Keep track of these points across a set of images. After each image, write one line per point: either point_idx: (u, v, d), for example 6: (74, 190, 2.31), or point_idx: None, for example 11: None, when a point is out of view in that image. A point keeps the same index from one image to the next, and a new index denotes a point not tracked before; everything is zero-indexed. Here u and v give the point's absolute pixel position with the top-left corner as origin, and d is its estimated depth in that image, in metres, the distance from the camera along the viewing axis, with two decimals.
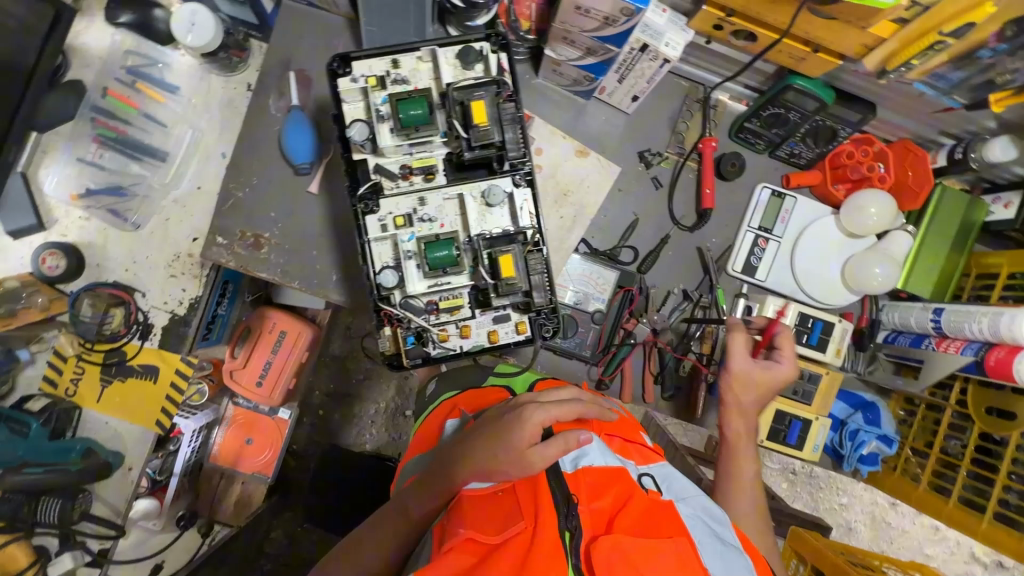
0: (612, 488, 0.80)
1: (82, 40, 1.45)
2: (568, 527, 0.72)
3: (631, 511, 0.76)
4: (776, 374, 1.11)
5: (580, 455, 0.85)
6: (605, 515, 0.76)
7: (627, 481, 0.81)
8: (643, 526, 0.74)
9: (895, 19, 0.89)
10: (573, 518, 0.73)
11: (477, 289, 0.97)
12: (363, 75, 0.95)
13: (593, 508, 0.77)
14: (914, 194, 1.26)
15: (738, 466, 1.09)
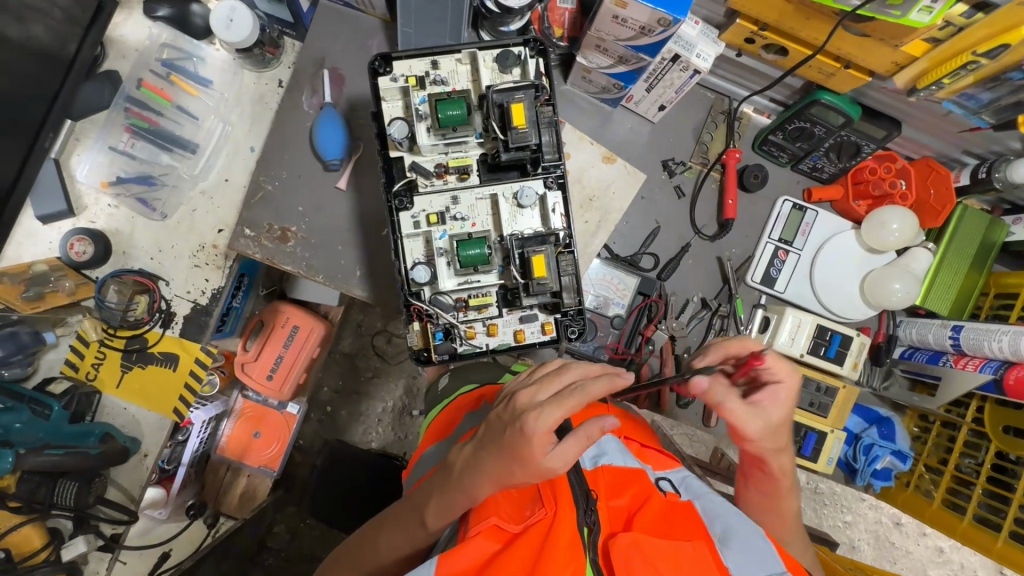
0: (630, 488, 0.84)
1: (120, 31, 1.48)
2: (587, 522, 0.76)
3: (648, 511, 0.80)
4: (777, 404, 0.90)
5: (598, 454, 0.91)
6: (624, 512, 0.81)
7: (643, 483, 0.86)
8: (660, 524, 0.77)
9: (927, 38, 0.91)
10: (592, 513, 0.76)
11: (505, 288, 1.00)
12: (403, 74, 0.97)
13: (611, 505, 0.82)
14: (935, 212, 1.27)
15: (779, 496, 0.96)
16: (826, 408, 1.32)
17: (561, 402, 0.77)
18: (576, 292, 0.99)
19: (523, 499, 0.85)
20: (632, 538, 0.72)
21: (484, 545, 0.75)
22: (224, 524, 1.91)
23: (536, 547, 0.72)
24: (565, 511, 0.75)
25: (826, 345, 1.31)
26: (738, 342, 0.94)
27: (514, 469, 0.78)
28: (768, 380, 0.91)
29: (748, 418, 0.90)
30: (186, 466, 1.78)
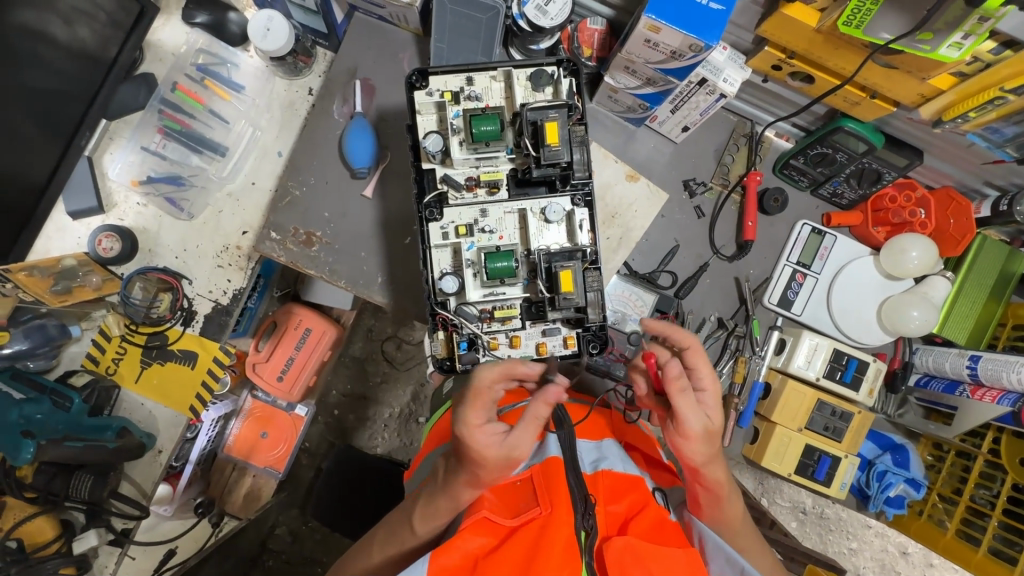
0: (628, 495, 0.89)
1: (159, 36, 1.53)
2: (585, 526, 0.80)
3: (643, 519, 0.85)
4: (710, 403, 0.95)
5: (599, 459, 0.94)
6: (620, 517, 0.87)
7: (642, 491, 0.90)
8: (653, 532, 0.83)
9: (955, 72, 0.93)
10: (590, 517, 0.80)
11: (530, 301, 1.02)
12: (439, 89, 1.00)
13: (609, 510, 0.88)
14: (954, 241, 1.28)
15: (722, 501, 0.99)
16: (841, 433, 1.33)
17: (478, 396, 0.84)
18: (600, 308, 1.01)
19: (518, 494, 0.88)
20: (626, 542, 0.77)
21: (481, 542, 0.80)
22: (228, 524, 1.86)
23: (530, 543, 0.77)
24: (561, 511, 0.80)
25: (842, 370, 1.31)
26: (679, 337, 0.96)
27: (474, 468, 0.84)
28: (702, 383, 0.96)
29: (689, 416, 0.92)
30: (193, 464, 1.78)
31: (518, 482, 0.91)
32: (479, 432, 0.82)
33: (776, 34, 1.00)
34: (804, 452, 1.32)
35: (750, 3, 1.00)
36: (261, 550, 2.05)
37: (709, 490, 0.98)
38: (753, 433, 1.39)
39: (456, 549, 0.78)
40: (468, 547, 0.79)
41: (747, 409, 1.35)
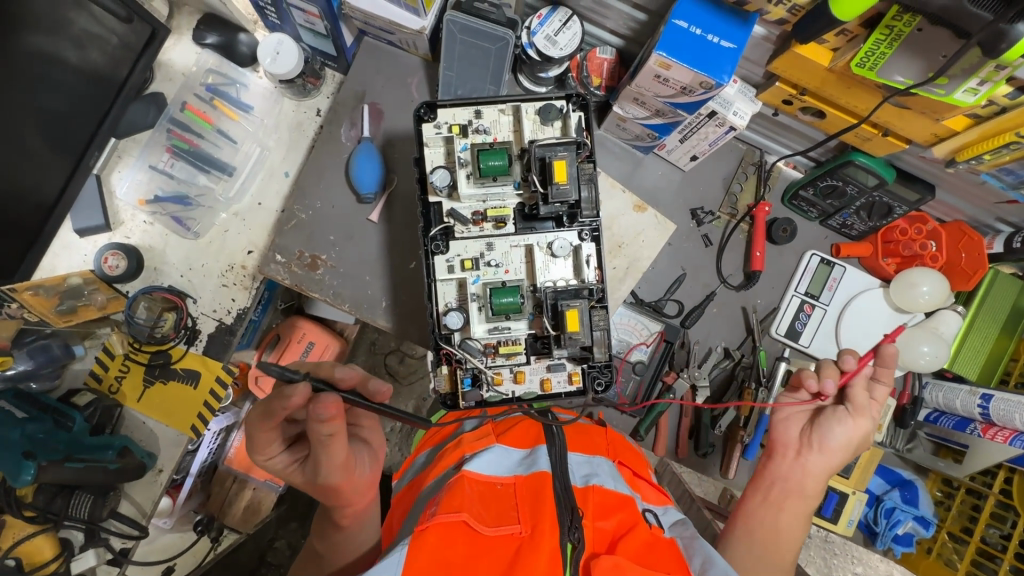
0: (617, 513, 0.85)
1: (169, 55, 1.54)
2: (571, 539, 0.76)
3: (633, 539, 0.81)
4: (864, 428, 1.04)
5: (591, 474, 0.91)
6: (608, 536, 0.82)
7: (631, 510, 0.86)
8: (643, 553, 0.79)
9: (969, 114, 0.92)
10: (577, 531, 0.76)
11: (536, 336, 1.02)
12: (447, 122, 1.01)
13: (597, 526, 0.83)
14: (966, 275, 1.24)
15: (800, 522, 1.01)
16: (849, 469, 1.30)
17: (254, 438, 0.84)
18: (606, 346, 1.01)
19: (500, 504, 0.82)
20: (614, 561, 0.73)
21: (450, 544, 0.73)
22: (226, 537, 1.84)
23: (507, 561, 0.73)
24: (546, 530, 0.75)
25: None
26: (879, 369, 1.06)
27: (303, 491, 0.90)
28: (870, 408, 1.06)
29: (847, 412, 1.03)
30: (195, 476, 1.78)
31: (500, 487, 0.85)
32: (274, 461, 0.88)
33: (788, 70, 1.00)
34: None
35: (762, 39, 1.00)
36: None
37: (799, 491, 1.02)
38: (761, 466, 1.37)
39: (424, 552, 0.71)
40: (437, 547, 0.72)
41: (755, 442, 1.30)
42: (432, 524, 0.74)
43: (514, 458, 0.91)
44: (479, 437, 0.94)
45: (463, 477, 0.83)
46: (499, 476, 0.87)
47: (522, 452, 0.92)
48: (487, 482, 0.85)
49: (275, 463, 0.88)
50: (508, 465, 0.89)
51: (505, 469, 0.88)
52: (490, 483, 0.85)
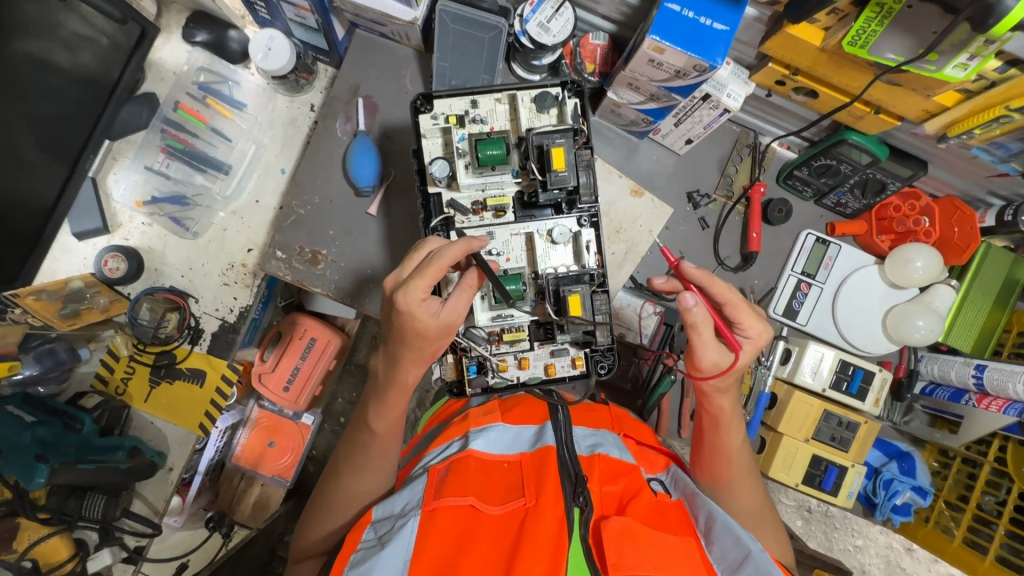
0: (623, 478, 0.87)
1: (159, 55, 1.53)
2: (578, 505, 0.78)
3: (639, 502, 0.82)
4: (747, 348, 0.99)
5: (596, 444, 0.93)
6: (616, 498, 0.84)
7: (636, 476, 0.88)
8: (650, 514, 0.81)
9: (960, 90, 0.94)
10: (582, 496, 0.79)
11: (538, 323, 1.04)
12: (443, 113, 1.01)
13: (605, 491, 0.84)
14: (960, 250, 1.27)
15: (723, 430, 1.02)
16: (847, 443, 1.33)
17: (423, 272, 0.86)
18: (608, 331, 1.03)
19: (505, 480, 0.85)
20: (622, 523, 0.73)
21: (458, 522, 0.76)
22: (238, 532, 1.89)
23: (514, 532, 0.75)
24: (549, 500, 0.78)
25: (848, 380, 1.32)
26: (725, 291, 0.95)
27: (419, 341, 0.90)
28: (744, 330, 0.98)
29: (706, 352, 0.96)
30: (203, 473, 1.80)
31: (506, 464, 0.87)
32: (422, 307, 0.87)
33: (779, 52, 1.01)
34: (812, 462, 1.32)
35: (754, 20, 1.00)
36: (271, 556, 2.06)
37: (712, 411, 1.03)
38: (760, 443, 1.39)
39: (433, 530, 0.75)
40: (445, 527, 0.76)
41: (755, 419, 1.35)
42: (438, 507, 0.78)
43: (521, 435, 0.93)
44: (485, 413, 0.98)
45: (469, 456, 0.86)
46: (504, 454, 0.89)
47: (528, 426, 0.95)
48: (492, 461, 0.88)
49: (423, 308, 0.87)
50: (512, 444, 0.92)
51: (510, 447, 0.91)
52: (495, 461, 0.88)
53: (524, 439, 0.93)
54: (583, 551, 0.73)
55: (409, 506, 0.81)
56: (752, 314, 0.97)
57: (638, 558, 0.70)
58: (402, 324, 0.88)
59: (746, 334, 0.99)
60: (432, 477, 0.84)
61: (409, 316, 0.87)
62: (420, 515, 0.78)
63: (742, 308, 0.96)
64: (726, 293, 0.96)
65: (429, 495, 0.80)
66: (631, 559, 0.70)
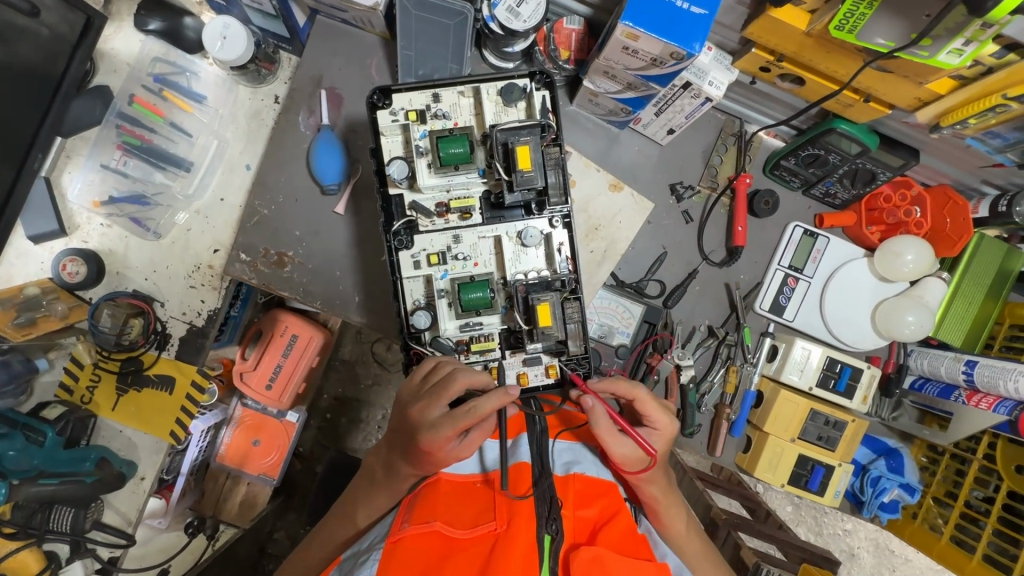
0: (598, 500, 0.84)
1: (110, 45, 1.44)
2: (549, 531, 0.74)
3: (614, 528, 0.80)
4: (654, 440, 0.94)
5: (572, 462, 0.90)
6: (590, 523, 0.81)
7: (613, 496, 0.86)
8: (624, 540, 0.78)
9: (954, 76, 0.88)
10: (554, 522, 0.74)
11: (509, 330, 0.99)
12: (403, 108, 0.95)
13: (578, 515, 0.81)
14: (951, 242, 1.23)
15: (667, 514, 0.94)
16: (834, 442, 1.30)
17: (453, 419, 0.83)
18: (582, 339, 0.98)
19: (477, 501, 0.81)
20: (593, 553, 0.72)
21: (422, 551, 0.72)
22: (225, 533, 1.84)
23: (482, 560, 0.70)
24: (522, 523, 0.74)
25: (835, 378, 1.29)
26: (625, 386, 0.92)
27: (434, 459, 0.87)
28: (650, 421, 0.94)
29: (617, 452, 0.89)
30: (186, 475, 1.75)
31: (478, 484, 0.85)
32: (445, 453, 0.84)
33: (762, 37, 0.94)
34: (797, 462, 1.29)
35: (736, 3, 0.94)
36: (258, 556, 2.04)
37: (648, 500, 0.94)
38: (745, 442, 1.37)
39: (395, 563, 0.70)
40: (411, 556, 0.71)
41: (740, 418, 1.32)
42: (404, 535, 0.73)
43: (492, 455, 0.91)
44: None
45: (439, 479, 0.86)
46: (476, 474, 0.88)
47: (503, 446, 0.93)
48: (463, 482, 0.86)
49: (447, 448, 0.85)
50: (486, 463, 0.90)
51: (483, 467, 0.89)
52: (467, 482, 0.86)
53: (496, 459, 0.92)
54: None
55: (375, 542, 0.78)
56: (657, 405, 0.94)
57: None
58: (422, 454, 0.86)
59: (653, 425, 0.94)
60: (403, 506, 0.83)
61: (430, 454, 0.85)
62: (384, 546, 0.74)
63: (644, 400, 0.92)
64: (625, 387, 0.93)
65: (395, 527, 0.76)
66: None
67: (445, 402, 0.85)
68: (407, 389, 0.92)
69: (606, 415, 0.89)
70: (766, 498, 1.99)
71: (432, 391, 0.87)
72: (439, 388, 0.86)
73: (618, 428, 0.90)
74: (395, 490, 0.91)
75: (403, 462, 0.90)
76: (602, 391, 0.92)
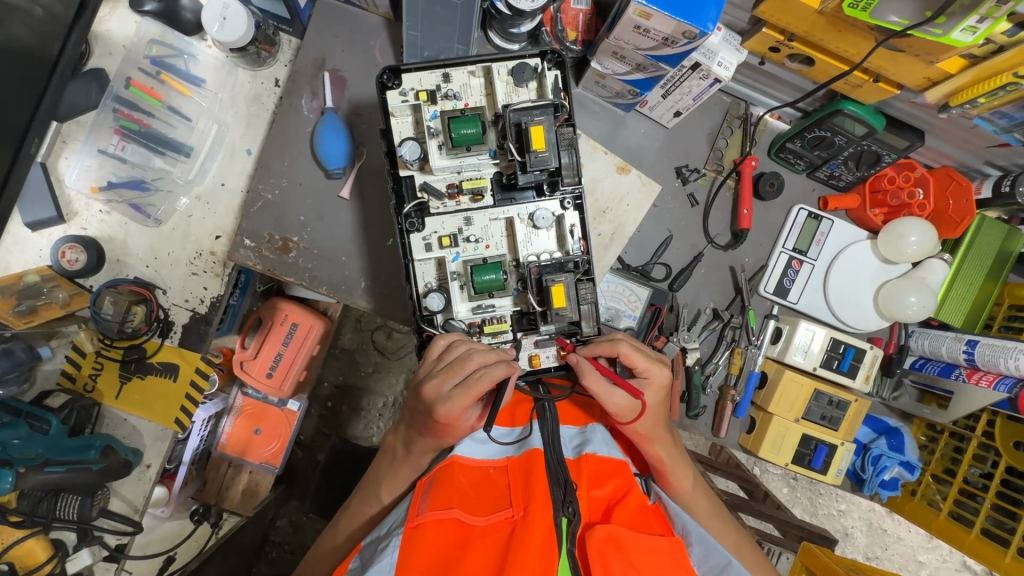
0: (612, 479, 0.85)
1: (105, 26, 1.41)
2: (566, 513, 0.76)
3: (627, 506, 0.82)
4: (649, 392, 0.95)
5: (582, 444, 0.90)
6: (604, 502, 0.82)
7: (625, 474, 0.87)
8: (637, 518, 0.80)
9: (965, 55, 0.89)
10: (571, 504, 0.76)
11: (521, 313, 1.01)
12: (413, 89, 0.97)
13: (592, 495, 0.82)
14: (954, 223, 1.24)
15: (674, 472, 0.96)
16: (837, 422, 1.32)
17: (466, 389, 0.85)
18: (594, 321, 1.00)
19: (491, 488, 0.81)
20: (608, 532, 0.73)
21: (439, 540, 0.72)
22: (227, 521, 1.83)
23: (501, 547, 0.71)
24: (538, 510, 0.74)
25: (839, 359, 1.30)
26: (607, 344, 0.95)
27: (448, 436, 0.89)
28: (641, 373, 0.95)
29: (611, 403, 0.91)
30: (189, 463, 1.75)
31: (493, 471, 0.83)
32: (462, 422, 0.87)
33: (777, 16, 0.94)
34: (801, 441, 1.31)
35: None
36: (262, 544, 2.04)
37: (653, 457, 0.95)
38: (749, 423, 1.38)
39: (415, 551, 0.70)
40: (431, 543, 0.71)
41: (745, 400, 1.34)
42: (423, 521, 0.73)
43: (506, 440, 0.90)
44: None
45: (454, 465, 0.82)
46: (491, 459, 0.86)
47: (516, 432, 0.91)
48: (478, 466, 0.84)
49: (462, 417, 0.86)
50: (501, 449, 0.88)
51: (495, 453, 0.87)
52: (481, 468, 0.84)
53: (509, 444, 0.89)
54: (570, 564, 0.72)
55: (394, 527, 0.78)
56: (644, 357, 0.95)
57: (624, 570, 0.71)
58: (438, 427, 0.88)
59: (644, 376, 0.95)
60: (418, 490, 0.81)
61: (446, 426, 0.87)
62: (403, 532, 0.74)
63: (628, 353, 0.94)
64: (608, 345, 0.95)
65: (412, 512, 0.76)
66: (615, 571, 0.71)
67: (457, 376, 0.86)
68: (421, 368, 0.93)
69: (594, 371, 0.92)
70: (763, 480, 2.04)
71: (446, 367, 0.88)
72: (452, 367, 0.88)
73: (608, 380, 0.93)
74: (414, 468, 0.93)
75: (422, 439, 0.91)
76: (590, 353, 0.96)
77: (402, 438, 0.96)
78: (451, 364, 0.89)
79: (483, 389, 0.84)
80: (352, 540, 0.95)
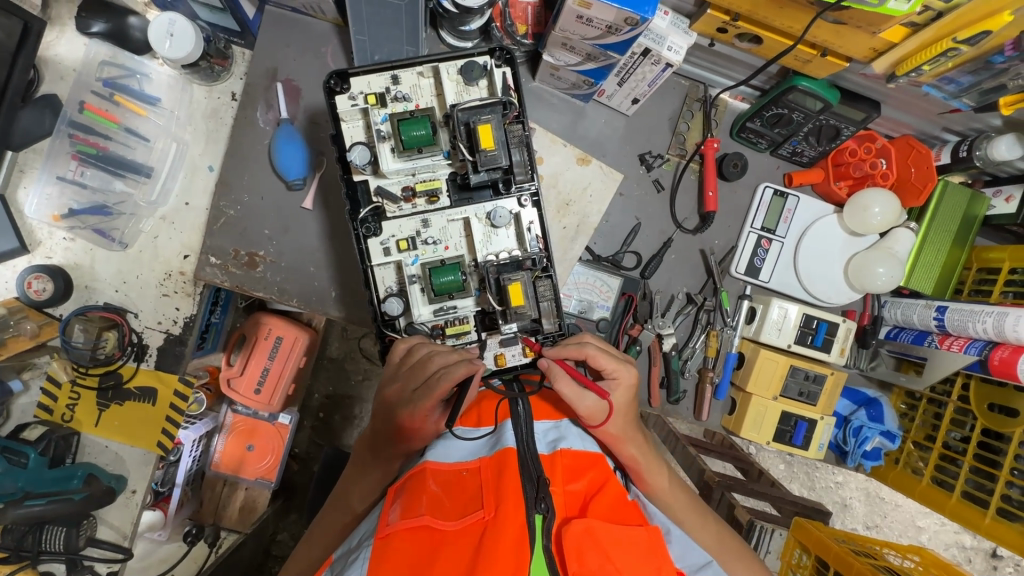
0: (587, 473, 0.85)
1: (52, 52, 1.39)
2: (540, 510, 0.75)
3: (603, 499, 0.81)
4: (617, 392, 0.95)
5: (558, 439, 0.88)
6: (580, 497, 0.81)
7: (602, 467, 0.87)
8: (614, 509, 0.80)
9: (906, 23, 0.90)
10: (544, 501, 0.75)
11: (483, 312, 1.02)
12: (362, 92, 0.96)
13: (569, 489, 0.81)
14: (917, 191, 1.25)
15: (648, 472, 0.97)
16: (815, 396, 1.33)
17: (428, 391, 0.86)
18: (556, 316, 1.01)
19: (464, 489, 0.79)
20: (585, 526, 0.73)
21: (411, 548, 0.71)
22: (227, 540, 1.83)
23: (472, 550, 0.70)
24: (510, 509, 0.73)
25: (813, 334, 1.31)
26: (574, 347, 0.96)
27: (415, 441, 0.90)
28: (608, 374, 0.96)
29: (582, 406, 0.91)
30: (183, 485, 1.74)
31: (465, 473, 0.81)
32: (428, 424, 0.88)
33: None
34: (781, 418, 1.32)
35: None
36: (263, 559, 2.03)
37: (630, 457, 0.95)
38: (731, 404, 1.38)
39: (387, 560, 0.69)
40: (401, 552, 0.70)
41: (723, 381, 1.35)
42: (394, 531, 0.72)
43: (477, 440, 0.87)
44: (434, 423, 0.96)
45: (425, 470, 0.81)
46: (463, 461, 0.83)
47: (487, 431, 0.89)
48: (450, 469, 0.82)
49: (428, 419, 0.88)
50: (474, 450, 0.85)
51: (468, 453, 0.85)
52: (454, 470, 0.82)
53: (481, 443, 0.87)
54: (546, 561, 0.72)
55: (365, 537, 0.77)
56: (612, 358, 0.96)
57: (600, 561, 0.70)
58: (405, 430, 0.90)
59: (613, 376, 0.96)
60: (391, 498, 0.80)
61: (411, 430, 0.89)
62: (375, 543, 0.73)
63: (595, 355, 0.95)
64: (575, 348, 0.96)
65: (383, 521, 0.75)
66: (592, 564, 0.70)
67: (418, 379, 0.89)
68: (385, 373, 0.95)
69: (564, 375, 0.93)
70: (759, 459, 2.04)
71: (409, 371, 0.91)
72: (416, 370, 0.90)
73: (579, 383, 0.93)
74: (385, 474, 0.93)
75: (389, 445, 0.92)
76: (557, 356, 0.97)
77: (370, 445, 0.96)
78: (415, 367, 0.91)
79: (444, 389, 0.85)
80: (323, 553, 0.95)
